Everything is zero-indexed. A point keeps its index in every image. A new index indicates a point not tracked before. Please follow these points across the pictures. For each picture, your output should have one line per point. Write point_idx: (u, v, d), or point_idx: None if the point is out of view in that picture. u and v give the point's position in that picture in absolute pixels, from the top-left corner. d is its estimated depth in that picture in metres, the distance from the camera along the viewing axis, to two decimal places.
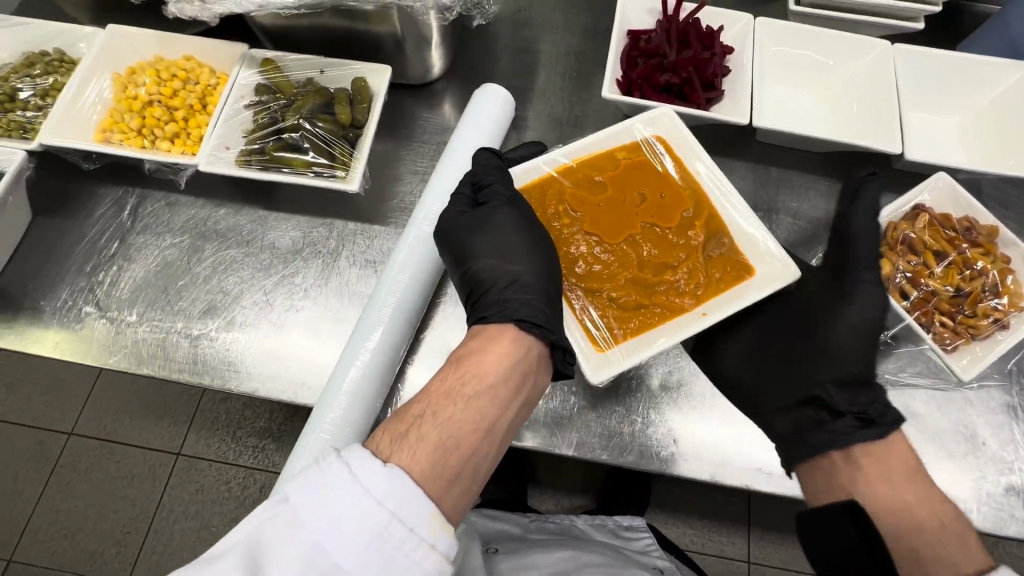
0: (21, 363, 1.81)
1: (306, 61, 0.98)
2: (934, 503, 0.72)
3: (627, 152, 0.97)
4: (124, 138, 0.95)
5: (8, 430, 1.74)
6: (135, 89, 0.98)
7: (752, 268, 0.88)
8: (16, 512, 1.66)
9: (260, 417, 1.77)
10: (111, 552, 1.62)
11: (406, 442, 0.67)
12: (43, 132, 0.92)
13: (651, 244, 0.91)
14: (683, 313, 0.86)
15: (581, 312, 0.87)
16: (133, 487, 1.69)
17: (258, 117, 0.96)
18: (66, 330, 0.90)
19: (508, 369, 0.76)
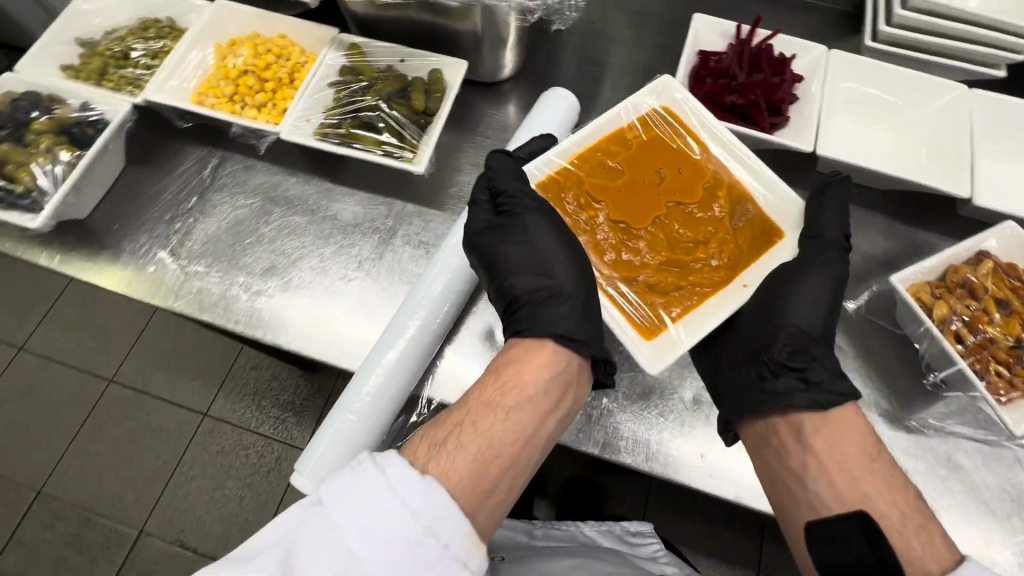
0: (78, 309, 1.93)
1: (389, 48, 1.04)
2: (886, 488, 0.69)
3: (636, 132, 0.97)
4: (217, 102, 1.02)
5: (56, 369, 1.84)
6: (233, 59, 1.05)
7: (780, 231, 0.90)
8: (51, 447, 1.75)
9: (285, 390, 1.82)
10: (133, 498, 1.69)
11: (445, 451, 0.70)
12: (148, 89, 1.01)
13: (681, 223, 0.91)
14: (723, 289, 0.87)
15: (623, 301, 0.87)
16: (159, 440, 1.76)
17: (339, 95, 1.01)
18: (140, 271, 0.96)
19: (548, 381, 0.80)
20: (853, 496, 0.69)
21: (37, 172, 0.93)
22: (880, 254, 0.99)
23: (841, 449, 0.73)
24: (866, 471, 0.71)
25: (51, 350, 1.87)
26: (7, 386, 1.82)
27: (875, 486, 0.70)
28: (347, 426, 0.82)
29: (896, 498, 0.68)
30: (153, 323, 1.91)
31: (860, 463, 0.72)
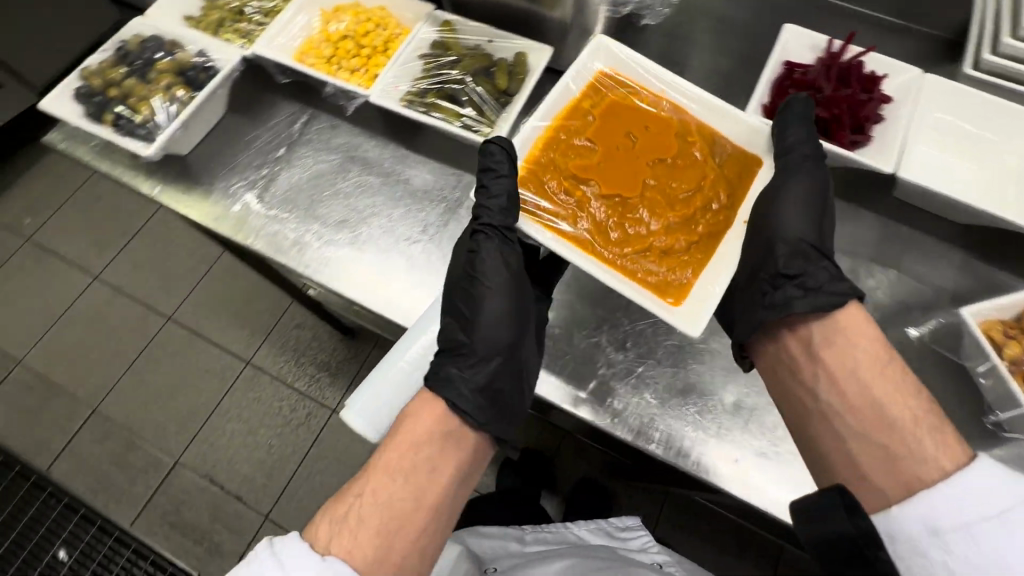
0: (148, 249, 2.08)
1: (480, 28, 1.08)
2: (899, 395, 0.76)
3: (589, 101, 1.04)
4: (315, 62, 1.09)
5: (123, 301, 1.99)
6: (336, 25, 1.13)
7: (758, 158, 1.00)
8: (110, 371, 1.89)
9: (323, 349, 1.91)
10: (174, 429, 1.80)
11: (344, 531, 0.74)
12: (256, 43, 1.08)
13: (668, 177, 0.99)
14: (728, 231, 0.96)
15: (644, 274, 0.93)
16: (204, 379, 1.88)
17: (427, 67, 1.06)
18: (226, 210, 1.03)
19: (433, 440, 0.81)
20: (866, 401, 0.76)
21: (155, 104, 1.04)
22: (951, 289, 0.95)
23: (860, 354, 0.79)
24: (884, 375, 0.77)
25: (120, 283, 2.02)
26: (79, 310, 1.98)
27: (891, 384, 0.76)
28: (398, 373, 0.90)
29: (904, 401, 0.75)
30: (213, 270, 2.03)
31: (879, 364, 0.78)
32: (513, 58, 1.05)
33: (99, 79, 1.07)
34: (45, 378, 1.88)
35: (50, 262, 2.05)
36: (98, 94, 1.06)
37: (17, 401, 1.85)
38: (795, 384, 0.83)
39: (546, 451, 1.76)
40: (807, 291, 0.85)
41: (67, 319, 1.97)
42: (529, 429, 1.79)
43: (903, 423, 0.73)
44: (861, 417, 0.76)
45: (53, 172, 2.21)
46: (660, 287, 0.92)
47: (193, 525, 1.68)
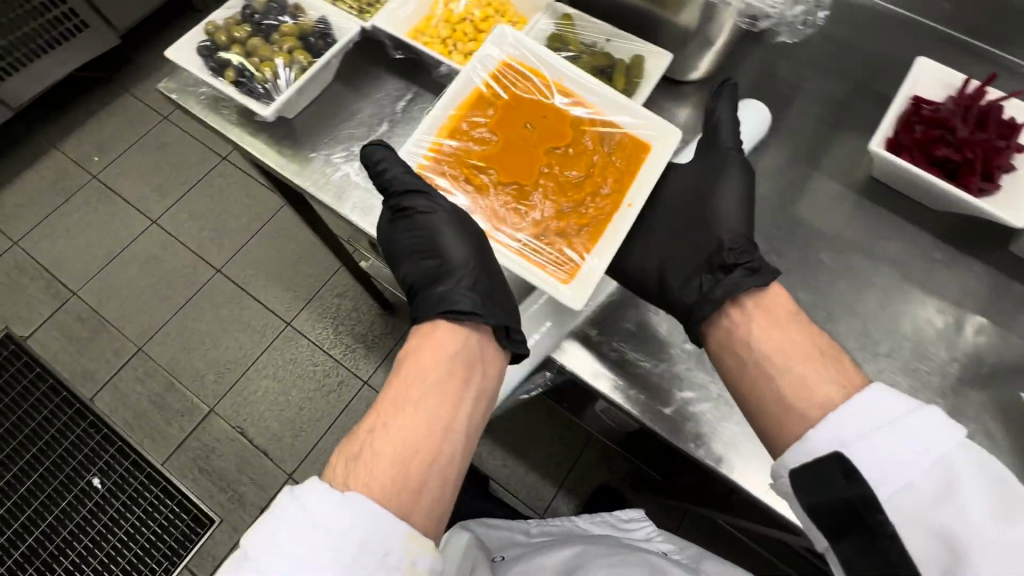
0: (205, 201, 2.13)
1: (598, 26, 1.11)
2: (811, 341, 0.81)
3: (487, 93, 1.09)
4: (433, 42, 1.13)
5: (177, 248, 2.05)
6: (457, 7, 1.16)
7: (648, 145, 1.05)
8: (158, 314, 1.95)
9: (362, 322, 1.93)
10: (212, 377, 1.86)
11: (363, 460, 0.77)
12: (376, 17, 1.11)
13: (563, 168, 1.06)
14: (615, 213, 1.01)
15: (516, 246, 1.00)
16: (245, 334, 1.93)
17: (543, 63, 1.12)
18: (327, 178, 1.06)
19: (443, 370, 0.87)
20: (785, 350, 0.80)
21: (276, 67, 1.08)
22: None
23: (774, 308, 0.85)
24: (795, 328, 0.83)
25: (176, 230, 2.08)
26: (134, 251, 2.05)
27: (806, 334, 0.82)
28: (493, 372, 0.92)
29: (814, 340, 0.82)
30: (265, 230, 2.08)
31: (791, 323, 0.83)
32: (630, 60, 1.07)
33: (222, 33, 1.10)
34: (97, 312, 1.95)
35: (112, 201, 2.12)
36: (218, 48, 1.10)
37: (69, 330, 1.92)
38: (732, 341, 0.85)
39: (570, 452, 1.75)
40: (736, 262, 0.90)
41: (123, 258, 2.03)
42: (555, 427, 1.78)
43: (814, 363, 0.78)
44: (781, 366, 0.79)
45: (123, 115, 2.28)
46: (556, 272, 0.97)
47: (222, 473, 1.74)
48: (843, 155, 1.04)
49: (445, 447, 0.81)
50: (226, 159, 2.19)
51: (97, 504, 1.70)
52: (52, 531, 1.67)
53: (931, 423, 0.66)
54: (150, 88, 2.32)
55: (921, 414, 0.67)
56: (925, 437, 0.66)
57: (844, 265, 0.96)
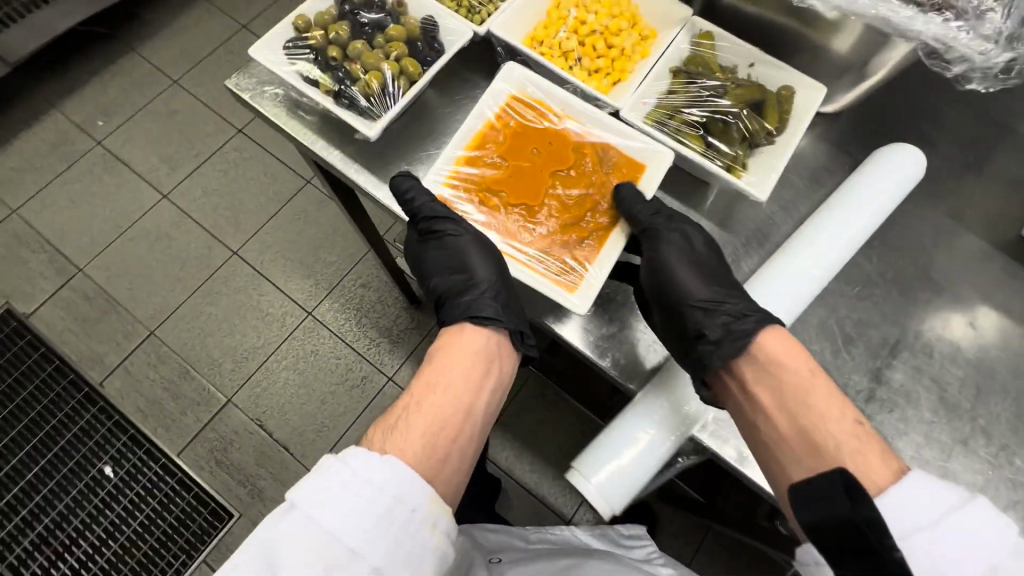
0: (220, 177, 2.00)
1: (745, 49, 0.99)
2: (829, 413, 0.73)
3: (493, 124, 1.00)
4: (553, 54, 1.02)
5: (190, 226, 1.94)
6: (584, 15, 1.03)
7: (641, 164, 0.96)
8: (170, 296, 1.85)
9: (387, 316, 1.85)
10: (230, 366, 1.78)
11: (395, 434, 0.75)
12: (491, 22, 1.01)
13: (569, 189, 0.98)
14: (610, 229, 0.96)
15: (539, 265, 0.93)
16: (263, 322, 1.84)
17: (679, 84, 0.98)
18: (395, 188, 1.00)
19: (472, 360, 0.87)
20: (809, 428, 0.73)
21: (384, 77, 0.97)
22: None
23: (791, 380, 0.76)
24: (811, 402, 0.74)
25: (188, 207, 1.96)
26: (144, 228, 1.93)
27: (833, 411, 0.73)
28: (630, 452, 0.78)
29: (829, 414, 0.73)
30: (284, 212, 1.97)
31: (813, 386, 0.75)
32: (782, 92, 0.95)
33: (320, 35, 1.00)
34: (105, 291, 1.85)
35: (119, 171, 1.99)
36: (314, 52, 1.00)
37: (76, 309, 1.82)
38: (747, 419, 0.79)
39: None
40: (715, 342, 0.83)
41: (132, 234, 1.92)
42: (584, 434, 1.75)
43: (834, 447, 0.71)
44: (798, 452, 0.73)
45: (130, 77, 2.12)
46: (566, 279, 0.91)
47: (239, 466, 1.68)
48: (959, 187, 0.94)
49: (470, 429, 0.82)
50: (241, 132, 2.05)
51: (110, 493, 1.64)
52: (64, 519, 1.61)
53: (975, 516, 0.60)
54: (158, 49, 2.15)
55: (968, 509, 0.61)
56: (966, 531, 0.60)
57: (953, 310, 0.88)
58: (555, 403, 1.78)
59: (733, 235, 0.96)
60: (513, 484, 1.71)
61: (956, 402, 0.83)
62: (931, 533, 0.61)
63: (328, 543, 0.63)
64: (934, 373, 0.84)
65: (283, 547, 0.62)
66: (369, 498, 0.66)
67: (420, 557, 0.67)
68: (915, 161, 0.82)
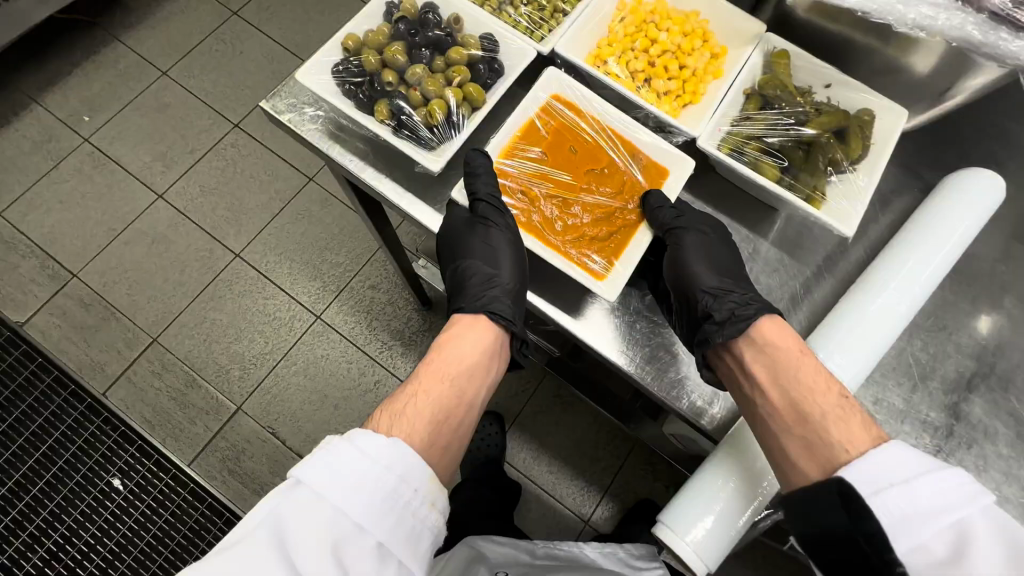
0: (218, 175, 1.92)
1: (822, 68, 0.95)
2: (817, 386, 0.72)
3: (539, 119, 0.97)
4: (621, 74, 0.99)
5: (189, 228, 1.86)
6: (653, 33, 1.00)
7: (665, 171, 0.94)
8: (172, 301, 1.79)
9: (398, 318, 1.81)
10: (237, 373, 1.74)
11: (401, 415, 0.75)
12: (556, 42, 0.98)
13: (605, 187, 0.95)
14: (637, 229, 0.92)
15: (573, 254, 0.89)
16: (270, 327, 1.79)
17: (753, 107, 0.93)
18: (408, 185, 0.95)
19: (480, 351, 0.85)
20: (797, 400, 0.72)
21: (448, 105, 0.93)
22: None
23: (779, 353, 0.75)
24: (798, 374, 0.73)
25: (186, 207, 1.88)
26: (140, 229, 1.85)
27: (818, 382, 0.72)
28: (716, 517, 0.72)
29: (817, 387, 0.71)
30: (287, 211, 1.90)
31: (801, 363, 0.74)
32: (863, 115, 0.91)
33: (375, 60, 0.95)
34: (103, 298, 1.77)
35: (110, 170, 1.89)
36: (368, 78, 0.95)
37: (73, 317, 1.75)
38: (740, 394, 0.78)
39: (615, 459, 1.73)
40: (717, 324, 0.82)
41: (128, 236, 1.84)
42: (601, 434, 1.75)
43: (825, 419, 0.69)
44: (786, 424, 0.72)
45: (116, 68, 2.00)
46: (595, 268, 0.87)
47: (253, 474, 1.65)
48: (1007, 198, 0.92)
49: (472, 415, 0.82)
50: (238, 127, 1.96)
51: (119, 507, 1.59)
52: (73, 534, 1.56)
53: (949, 483, 0.60)
54: (146, 39, 2.04)
55: (941, 474, 0.60)
56: (940, 497, 0.59)
57: (998, 325, 0.88)
58: (571, 403, 1.78)
59: (784, 253, 0.93)
60: (532, 486, 1.70)
61: (1005, 419, 0.83)
62: (905, 496, 0.60)
63: (329, 519, 0.64)
64: (981, 389, 0.84)
65: (285, 519, 0.63)
66: (373, 478, 0.66)
67: (418, 539, 0.68)
68: (995, 185, 0.79)
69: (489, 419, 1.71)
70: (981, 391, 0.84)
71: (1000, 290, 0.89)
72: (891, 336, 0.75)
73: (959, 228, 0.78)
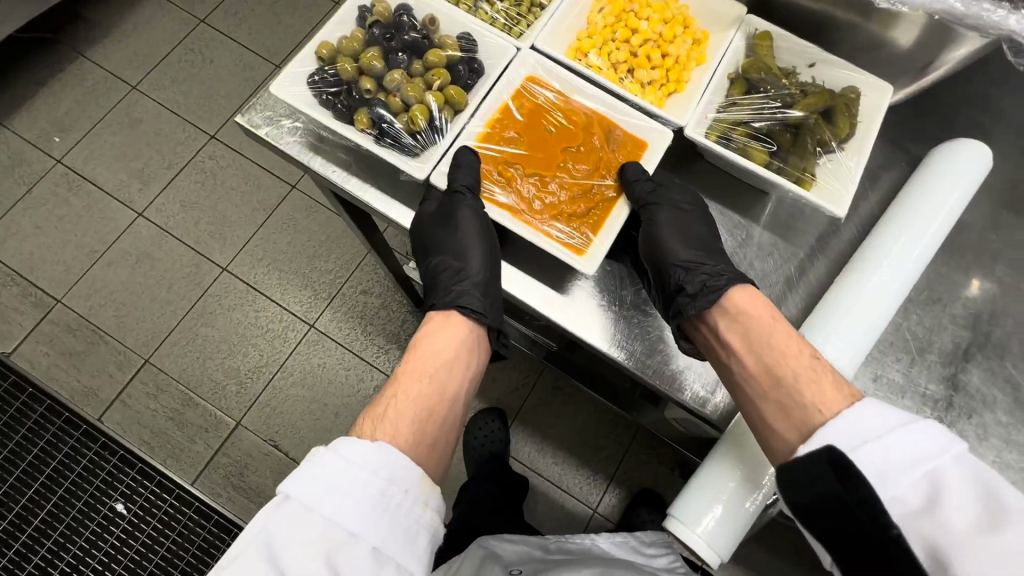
0: (199, 189, 1.88)
1: (804, 47, 0.94)
2: (789, 350, 0.74)
3: (514, 99, 0.96)
4: (602, 65, 0.98)
5: (173, 244, 1.83)
6: (634, 19, 0.99)
7: (643, 145, 0.94)
8: (161, 320, 1.76)
9: (393, 322, 1.80)
10: (234, 388, 1.72)
11: (384, 419, 0.75)
12: (534, 36, 0.97)
13: (581, 164, 0.94)
14: (614, 202, 0.92)
15: (550, 229, 0.88)
16: (264, 339, 1.77)
17: (738, 92, 0.94)
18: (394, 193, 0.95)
19: (454, 348, 0.86)
20: (771, 365, 0.74)
21: (429, 110, 0.92)
22: None
23: (752, 322, 0.78)
24: (771, 341, 0.75)
25: (167, 223, 1.84)
26: (123, 249, 1.81)
27: (792, 347, 0.74)
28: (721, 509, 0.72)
29: (790, 351, 0.74)
30: (272, 221, 1.87)
31: (774, 329, 0.76)
32: (849, 92, 0.91)
33: (350, 67, 0.93)
34: (90, 322, 1.74)
35: (86, 191, 1.85)
36: (345, 86, 0.93)
37: (61, 343, 1.72)
38: (720, 365, 0.81)
39: (617, 447, 1.74)
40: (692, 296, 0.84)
41: (111, 257, 1.80)
42: (602, 422, 1.76)
43: (799, 382, 0.71)
44: (763, 388, 0.74)
45: (83, 86, 1.94)
46: (570, 242, 0.87)
47: (258, 488, 1.64)
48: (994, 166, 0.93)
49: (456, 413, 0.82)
50: (215, 138, 1.92)
51: (124, 530, 1.58)
52: (81, 560, 1.55)
53: (924, 435, 0.61)
54: (112, 53, 1.98)
55: (915, 428, 0.61)
56: (917, 450, 0.60)
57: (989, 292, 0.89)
58: (571, 394, 1.78)
59: (775, 234, 0.93)
60: (539, 479, 1.71)
61: (1000, 384, 0.84)
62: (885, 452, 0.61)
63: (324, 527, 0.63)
64: (976, 357, 0.85)
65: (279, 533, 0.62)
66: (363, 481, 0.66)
67: (415, 539, 0.67)
68: (980, 155, 0.80)
69: (490, 416, 1.71)
70: (976, 359, 0.85)
71: (990, 258, 0.90)
72: (887, 313, 0.76)
73: (949, 201, 0.78)
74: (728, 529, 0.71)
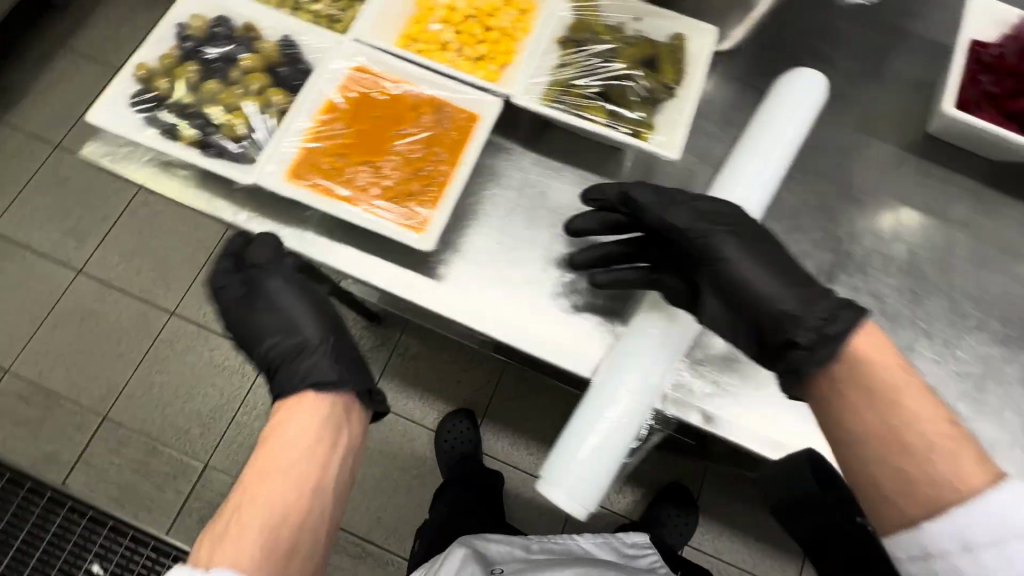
0: (135, 237, 1.86)
1: (627, 6, 1.09)
2: (935, 419, 0.75)
3: (343, 92, 1.05)
4: (435, 48, 1.11)
5: (116, 296, 1.81)
6: (458, 4, 1.13)
7: (474, 115, 1.04)
8: (114, 374, 1.74)
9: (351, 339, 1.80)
10: (197, 431, 1.70)
11: (218, 541, 0.83)
12: (359, 30, 1.08)
13: (415, 144, 1.03)
14: (448, 177, 1.01)
15: (384, 211, 0.98)
16: (222, 377, 1.75)
17: (567, 56, 1.07)
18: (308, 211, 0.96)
19: (291, 456, 0.90)
20: (897, 427, 0.75)
21: (249, 114, 1.03)
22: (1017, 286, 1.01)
23: (879, 390, 0.76)
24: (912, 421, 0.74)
25: (108, 276, 1.82)
26: (66, 309, 1.79)
27: (911, 405, 0.75)
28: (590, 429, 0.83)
29: (934, 420, 0.74)
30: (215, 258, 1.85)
31: (898, 383, 0.76)
32: (674, 41, 1.06)
33: (166, 86, 1.03)
34: (41, 387, 1.71)
35: (21, 256, 1.82)
36: (165, 103, 1.03)
37: (13, 413, 1.68)
38: (828, 411, 0.80)
39: None
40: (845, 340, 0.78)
41: (54, 319, 1.77)
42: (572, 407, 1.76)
43: (935, 451, 0.73)
44: (881, 448, 0.75)
45: (0, 150, 1.91)
46: (409, 221, 0.97)
47: None
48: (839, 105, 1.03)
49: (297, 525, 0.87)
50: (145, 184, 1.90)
51: None
52: None
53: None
54: (29, 115, 1.95)
55: None
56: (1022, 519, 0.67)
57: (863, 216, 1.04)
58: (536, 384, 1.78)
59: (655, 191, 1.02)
60: (516, 471, 1.72)
61: (865, 299, 1.00)
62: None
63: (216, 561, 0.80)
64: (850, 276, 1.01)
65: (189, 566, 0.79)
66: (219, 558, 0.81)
67: None
68: (813, 88, 0.91)
69: (460, 417, 1.72)
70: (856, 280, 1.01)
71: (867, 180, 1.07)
72: (745, 233, 0.85)
73: (788, 130, 0.91)
74: (586, 483, 0.81)
